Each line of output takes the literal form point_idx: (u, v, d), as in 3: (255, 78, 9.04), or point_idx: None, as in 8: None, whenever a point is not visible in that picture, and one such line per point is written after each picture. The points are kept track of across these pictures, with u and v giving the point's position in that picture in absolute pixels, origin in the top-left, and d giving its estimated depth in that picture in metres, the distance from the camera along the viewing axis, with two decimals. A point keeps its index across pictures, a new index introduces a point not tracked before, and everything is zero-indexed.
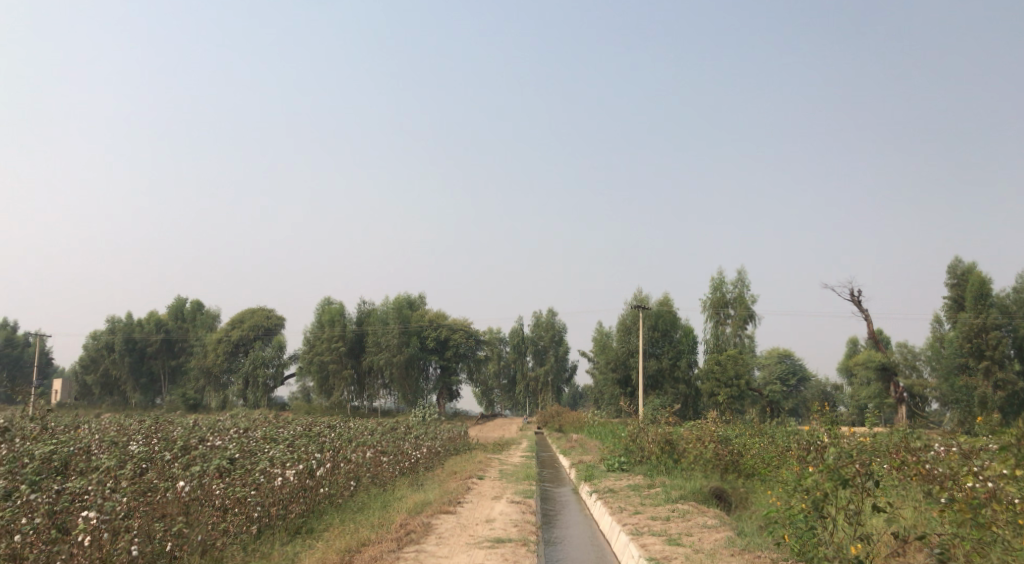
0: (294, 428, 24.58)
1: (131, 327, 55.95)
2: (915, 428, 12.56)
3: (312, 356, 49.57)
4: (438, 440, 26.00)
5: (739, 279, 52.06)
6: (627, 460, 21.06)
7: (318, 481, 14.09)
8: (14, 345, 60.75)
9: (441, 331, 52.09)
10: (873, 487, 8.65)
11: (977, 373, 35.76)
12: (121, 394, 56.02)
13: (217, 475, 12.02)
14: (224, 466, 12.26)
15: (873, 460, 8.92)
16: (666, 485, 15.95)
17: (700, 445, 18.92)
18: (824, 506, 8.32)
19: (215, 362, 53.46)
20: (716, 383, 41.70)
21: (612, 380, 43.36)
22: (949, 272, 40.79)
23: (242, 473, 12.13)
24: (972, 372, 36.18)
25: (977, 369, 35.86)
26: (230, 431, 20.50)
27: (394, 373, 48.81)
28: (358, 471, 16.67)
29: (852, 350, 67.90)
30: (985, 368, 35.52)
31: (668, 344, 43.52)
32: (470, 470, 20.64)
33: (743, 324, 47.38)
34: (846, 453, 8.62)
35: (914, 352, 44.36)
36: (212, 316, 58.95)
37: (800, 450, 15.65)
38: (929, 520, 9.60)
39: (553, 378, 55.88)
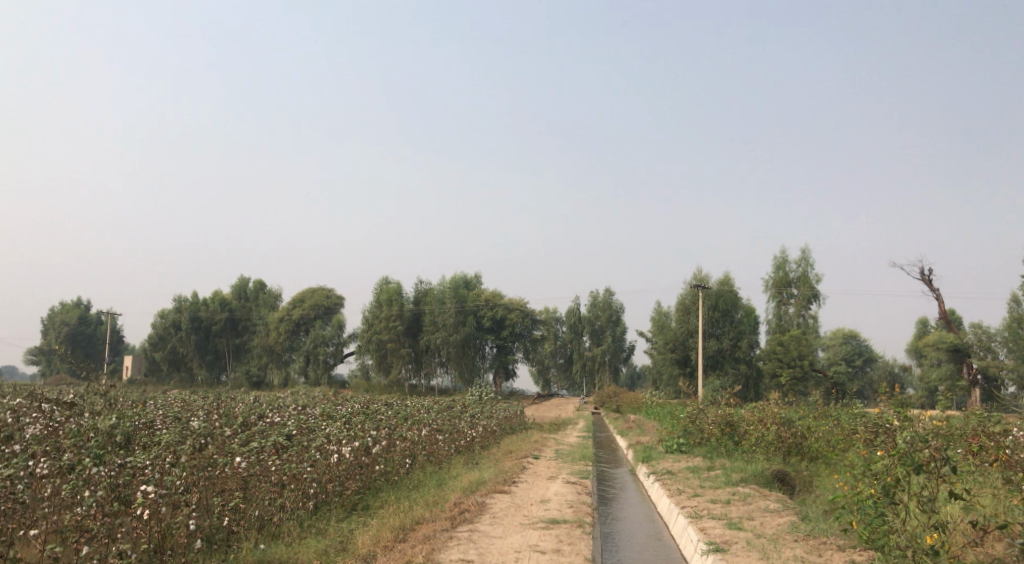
0: (352, 405, 24.72)
1: (197, 306, 57.13)
2: (992, 412, 12.00)
3: (371, 335, 50.08)
4: (494, 419, 25.93)
5: (802, 258, 50.92)
6: (686, 441, 20.65)
7: (374, 459, 14.11)
8: (87, 323, 62.02)
9: (498, 310, 52.20)
10: (951, 474, 8.23)
11: None
12: (187, 371, 57.21)
13: (274, 451, 12.08)
14: (281, 442, 12.30)
15: (949, 445, 8.50)
16: (726, 468, 15.58)
17: (762, 427, 18.49)
18: (897, 492, 7.98)
19: (277, 340, 54.25)
20: (779, 364, 40.93)
21: (671, 360, 42.77)
22: None
23: (299, 450, 12.17)
24: None
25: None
26: (289, 408, 20.63)
27: (452, 352, 48.97)
28: (414, 449, 16.67)
29: (919, 331, 66.12)
30: None
31: (729, 324, 42.75)
32: (526, 450, 20.50)
33: (806, 304, 46.34)
34: (919, 436, 8.28)
35: (987, 334, 42.82)
36: (274, 296, 60.24)
37: (868, 434, 15.12)
38: (1008, 509, 9.13)
39: (610, 358, 55.47)
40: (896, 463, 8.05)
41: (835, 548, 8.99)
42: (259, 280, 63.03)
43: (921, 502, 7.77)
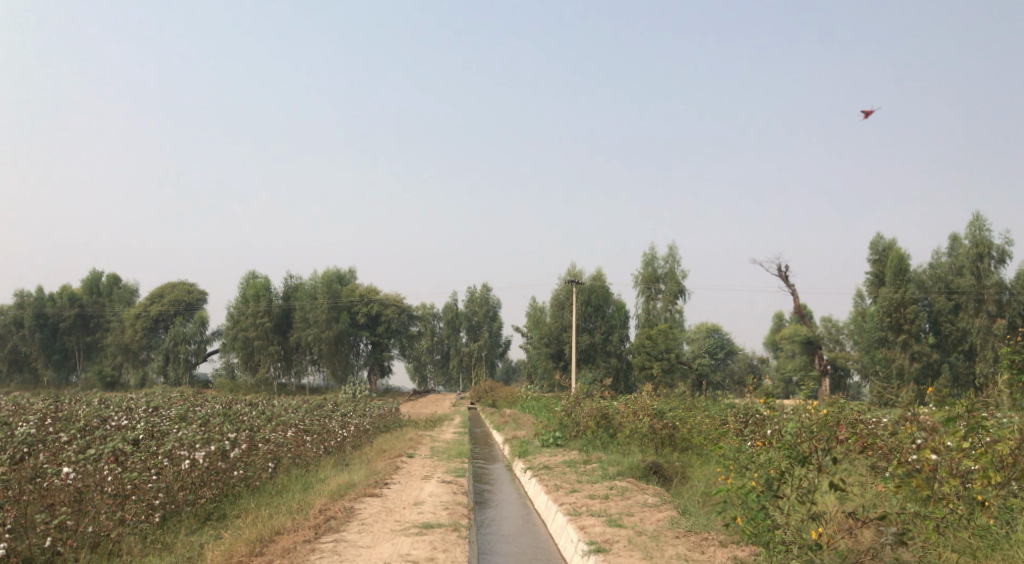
0: (214, 406, 23.30)
1: (43, 302, 53.28)
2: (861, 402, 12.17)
3: (237, 332, 47.77)
4: (366, 418, 25.02)
5: (670, 255, 52.24)
6: (562, 435, 20.47)
7: (233, 464, 13.15)
8: None
9: (373, 306, 50.92)
10: (831, 464, 8.10)
11: (896, 346, 36.33)
12: (32, 371, 53.08)
13: (114, 459, 11.06)
14: (123, 449, 11.24)
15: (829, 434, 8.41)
16: (603, 461, 15.33)
17: (634, 418, 18.42)
18: (783, 485, 7.73)
19: (134, 338, 51.15)
20: (647, 357, 41.62)
21: (546, 354, 42.84)
22: (871, 248, 41.44)
23: (144, 457, 11.17)
24: (890, 345, 36.71)
25: (895, 343, 36.43)
26: (141, 410, 19.07)
27: (324, 349, 47.43)
28: (278, 451, 15.68)
29: (777, 325, 69.06)
30: (903, 341, 36.14)
31: (601, 319, 43.13)
32: (399, 449, 19.80)
33: (673, 298, 47.37)
34: (807, 427, 8.13)
35: (838, 327, 45.22)
36: (130, 291, 56.83)
37: (738, 426, 15.23)
38: (883, 498, 9.17)
39: (487, 354, 55.28)
40: (781, 456, 7.80)
41: (717, 544, 8.76)
42: (115, 274, 59.38)
43: (802, 495, 7.58)
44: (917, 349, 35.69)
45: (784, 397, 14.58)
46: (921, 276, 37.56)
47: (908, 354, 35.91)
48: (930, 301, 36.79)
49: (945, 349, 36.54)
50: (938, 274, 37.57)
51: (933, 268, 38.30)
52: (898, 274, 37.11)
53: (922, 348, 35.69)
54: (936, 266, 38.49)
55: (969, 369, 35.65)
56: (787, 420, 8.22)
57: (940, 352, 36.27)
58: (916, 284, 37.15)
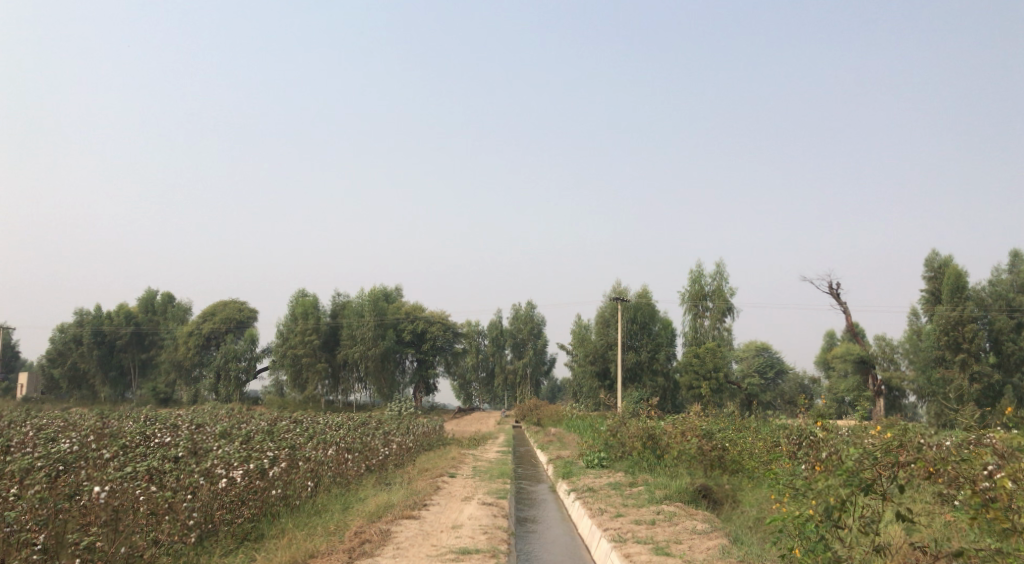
0: (259, 422, 23.34)
1: (100, 319, 54.29)
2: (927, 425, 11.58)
3: (285, 349, 48.05)
4: (410, 435, 24.83)
5: (716, 272, 51.42)
6: (607, 455, 19.96)
7: (271, 483, 12.97)
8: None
9: (418, 323, 50.90)
10: (895, 492, 7.58)
11: (954, 365, 35.06)
12: (89, 388, 54.09)
13: (150, 476, 11.00)
14: (159, 467, 11.15)
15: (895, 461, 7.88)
16: (650, 484, 14.82)
17: (682, 440, 17.84)
18: (846, 516, 7.21)
19: (186, 355, 51.81)
20: (695, 376, 40.87)
21: (592, 372, 42.28)
22: (926, 265, 40.27)
23: (180, 475, 11.09)
24: (948, 365, 35.45)
25: (953, 362, 35.17)
26: (186, 427, 19.08)
27: (370, 366, 47.46)
28: (319, 470, 15.51)
29: (829, 343, 67.52)
30: (961, 361, 34.89)
31: (647, 336, 42.48)
32: (442, 468, 19.51)
33: (721, 316, 46.53)
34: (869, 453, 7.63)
35: (891, 346, 43.97)
36: (183, 309, 57.66)
37: (791, 450, 14.62)
38: (954, 532, 8.57)
39: (532, 371, 54.89)
40: (841, 484, 7.30)
41: None
42: (168, 292, 60.33)
43: (865, 526, 7.10)
44: (977, 369, 34.41)
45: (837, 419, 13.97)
46: (980, 294, 36.37)
47: (968, 374, 34.60)
48: (989, 319, 35.56)
49: (1007, 369, 35.21)
50: (997, 291, 36.35)
51: (993, 286, 37.07)
52: (956, 292, 35.87)
53: (982, 368, 34.39)
54: (995, 283, 37.25)
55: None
56: (847, 446, 7.74)
57: (1001, 372, 34.95)
58: (974, 302, 35.90)
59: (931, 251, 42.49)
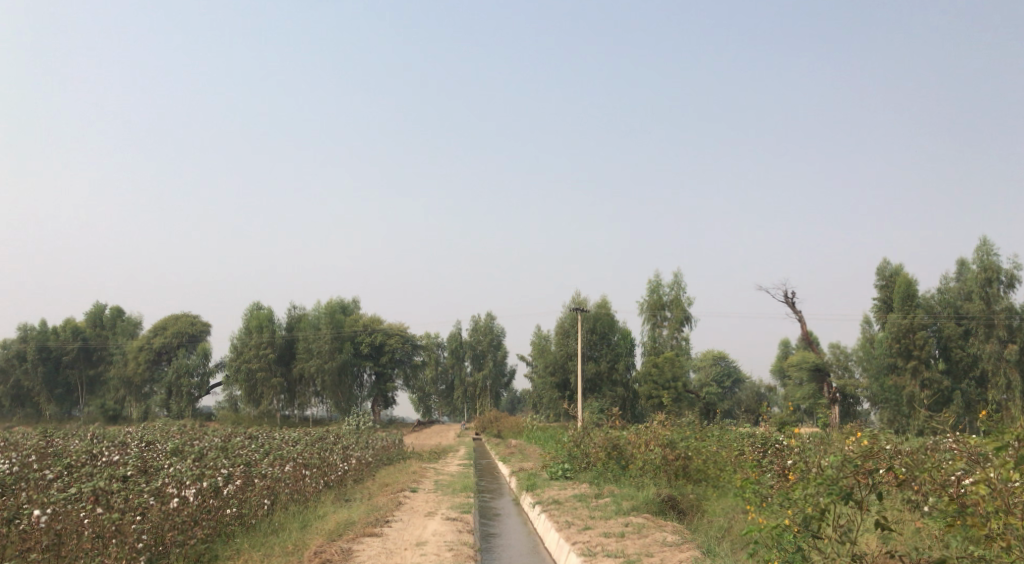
0: (211, 439, 22.69)
1: (46, 335, 52.83)
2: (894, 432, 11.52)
3: (240, 363, 47.08)
4: (369, 450, 24.33)
5: (674, 282, 51.61)
6: (571, 467, 19.73)
7: (226, 501, 12.50)
8: None
9: (376, 336, 50.29)
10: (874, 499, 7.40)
11: (906, 372, 35.47)
12: (34, 406, 52.46)
13: (94, 497, 10.53)
14: (105, 487, 10.64)
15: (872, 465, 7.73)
16: (616, 495, 14.59)
17: (645, 450, 17.65)
18: (826, 526, 7.01)
19: (136, 371, 50.51)
20: (653, 386, 40.92)
21: (551, 384, 42.11)
22: (878, 274, 40.79)
23: (129, 495, 10.61)
24: (900, 372, 35.85)
25: (905, 369, 35.59)
26: (135, 445, 18.37)
27: (327, 380, 46.77)
28: (275, 487, 15.05)
29: (784, 351, 68.24)
30: (913, 367, 35.32)
31: (606, 347, 42.36)
32: (402, 482, 19.09)
33: (679, 326, 46.68)
34: (846, 461, 7.46)
35: (845, 354, 44.47)
36: (133, 324, 56.31)
37: (756, 458, 14.48)
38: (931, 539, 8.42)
39: (491, 383, 54.56)
40: (819, 492, 7.09)
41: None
42: (118, 307, 58.89)
43: (843, 536, 6.91)
44: (927, 375, 34.88)
45: (802, 427, 13.85)
46: (930, 301, 36.95)
47: (919, 381, 35.03)
48: (939, 326, 36.12)
49: (956, 375, 35.77)
50: (947, 299, 36.94)
51: (943, 294, 37.65)
52: (907, 300, 36.34)
53: (933, 375, 34.87)
54: (945, 291, 37.84)
55: (981, 395, 34.85)
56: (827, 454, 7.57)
57: (951, 378, 35.48)
58: (925, 309, 36.42)
59: (883, 260, 43.11)
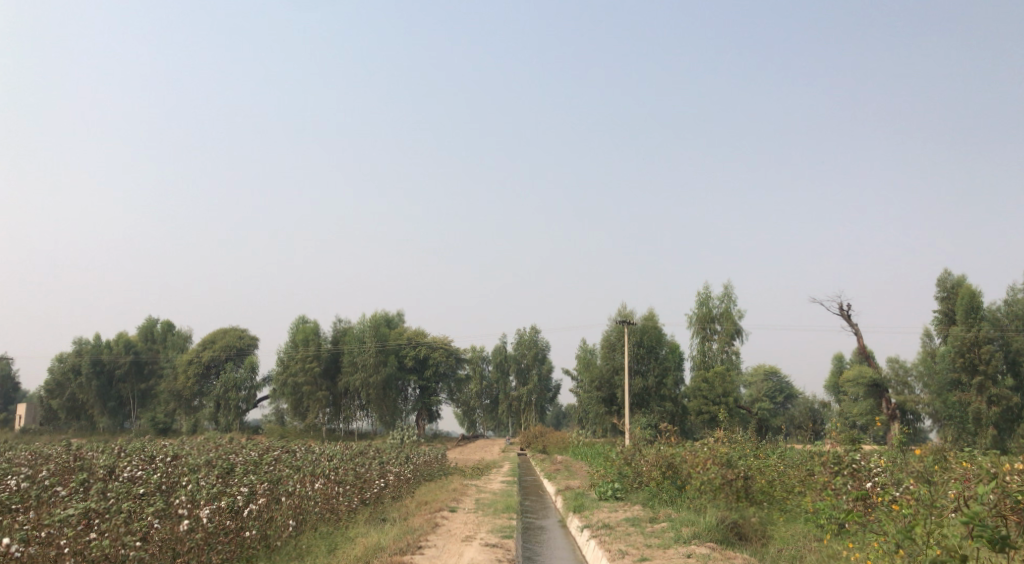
0: (248, 453, 21.80)
1: (99, 349, 52.79)
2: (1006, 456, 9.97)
3: (286, 377, 46.46)
4: (409, 465, 23.19)
5: (725, 295, 49.77)
6: (621, 487, 18.35)
7: (246, 523, 11.45)
8: None
9: (420, 349, 49.31)
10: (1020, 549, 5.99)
11: (971, 388, 33.45)
12: (88, 419, 52.55)
13: (87, 521, 9.62)
14: (98, 509, 9.79)
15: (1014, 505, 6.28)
16: (674, 520, 13.15)
17: (703, 469, 16.09)
18: None
19: (185, 385, 50.10)
20: (703, 402, 39.33)
21: (598, 399, 40.52)
22: (938, 286, 38.69)
23: (127, 524, 9.65)
24: (965, 388, 33.83)
25: (970, 386, 33.60)
26: (162, 460, 17.39)
27: (372, 394, 45.90)
28: (302, 507, 13.98)
29: (838, 365, 65.64)
30: (979, 384, 33.24)
31: (655, 360, 40.74)
32: (443, 501, 17.87)
33: (729, 339, 44.89)
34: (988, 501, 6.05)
35: (904, 369, 42.20)
36: (183, 337, 56.18)
37: (826, 480, 12.91)
38: None
39: (538, 398, 53.17)
40: None
41: None
42: (169, 321, 58.81)
43: None
44: (994, 391, 32.70)
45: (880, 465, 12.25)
46: (996, 315, 34.66)
47: (985, 397, 32.92)
48: (1006, 340, 33.66)
49: None
50: (1012, 312, 34.73)
51: (1007, 307, 35.41)
52: (970, 312, 34.04)
53: (1000, 390, 32.65)
54: (1010, 304, 35.59)
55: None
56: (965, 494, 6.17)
57: (1020, 396, 33.12)
58: (990, 322, 34.06)
59: (945, 271, 40.90)
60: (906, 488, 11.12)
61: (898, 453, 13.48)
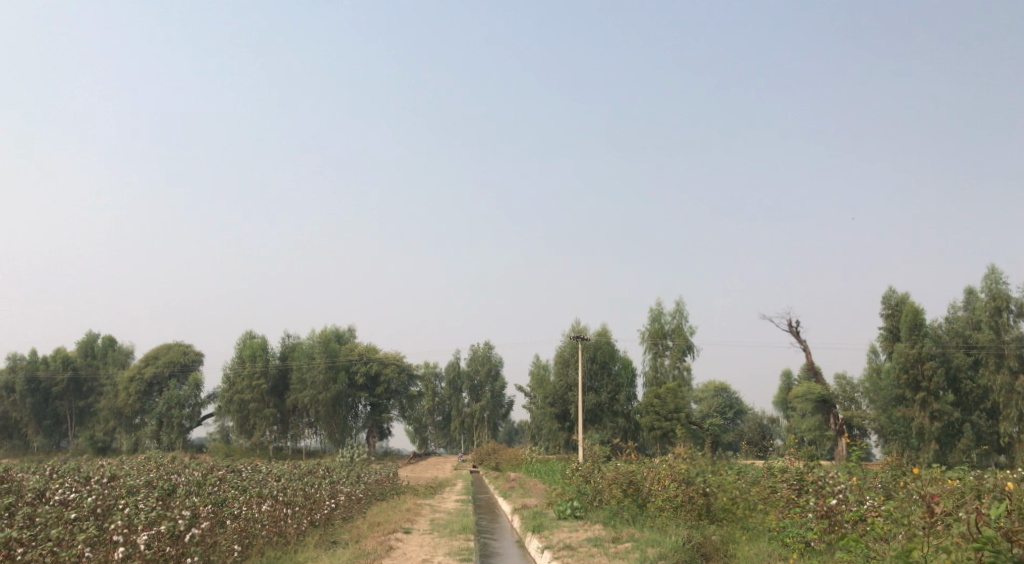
0: (191, 473, 20.92)
1: (36, 365, 50.79)
2: (984, 481, 9.73)
3: (233, 394, 45.27)
4: (360, 485, 22.46)
5: (676, 311, 49.93)
6: (580, 504, 17.85)
7: (187, 549, 10.73)
8: None
9: (371, 365, 48.43)
10: None
11: (914, 404, 33.65)
12: (23, 438, 50.47)
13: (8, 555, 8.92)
14: (22, 538, 9.20)
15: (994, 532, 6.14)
16: (639, 540, 12.73)
17: (664, 486, 15.79)
18: None
19: (127, 402, 48.46)
20: (655, 418, 39.11)
21: (551, 415, 40.12)
22: (883, 303, 39.12)
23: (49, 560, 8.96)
24: (909, 404, 34.05)
25: (913, 401, 33.78)
26: (98, 481, 16.54)
27: (321, 411, 44.90)
28: (249, 530, 13.30)
29: (787, 382, 66.27)
30: (921, 399, 33.46)
31: (607, 377, 40.56)
32: (396, 521, 17.28)
33: (681, 355, 44.89)
34: None
35: (851, 384, 42.44)
36: (125, 352, 54.37)
37: (789, 496, 12.58)
38: None
39: (490, 415, 52.61)
40: None
41: None
42: (110, 336, 56.86)
43: None
44: (936, 406, 32.92)
45: (842, 480, 11.88)
46: (938, 331, 34.96)
47: (928, 413, 33.14)
48: (947, 356, 33.81)
49: (966, 408, 33.41)
50: (954, 329, 35.12)
51: (949, 323, 35.93)
52: (914, 329, 34.40)
53: (942, 406, 32.88)
54: (952, 321, 36.14)
55: (992, 429, 32.62)
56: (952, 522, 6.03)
57: (961, 410, 33.21)
58: (933, 339, 34.44)
59: (891, 289, 41.47)
60: (873, 510, 10.77)
61: (858, 467, 13.31)
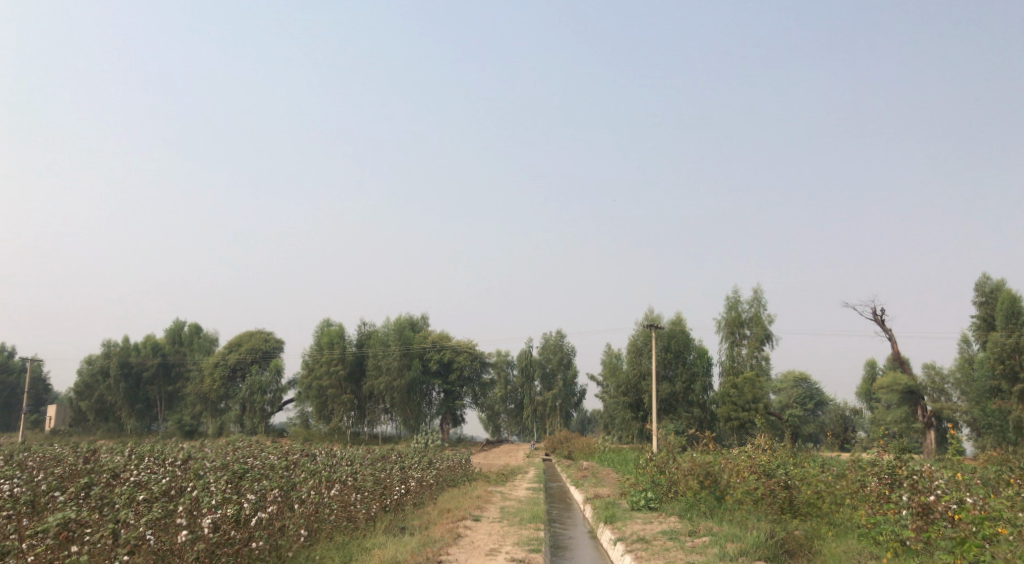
0: (267, 456, 21.05)
1: (128, 351, 52.42)
2: None
3: (311, 380, 45.98)
4: (432, 470, 22.27)
5: (754, 299, 48.57)
6: (655, 496, 17.34)
7: (253, 533, 10.53)
8: (9, 372, 57.97)
9: (444, 353, 48.47)
10: None
11: (1011, 396, 31.79)
12: (116, 420, 52.23)
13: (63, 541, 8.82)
14: (84, 519, 9.25)
15: None
16: (718, 535, 12.10)
17: (743, 478, 15.10)
18: None
19: (211, 388, 49.64)
20: (733, 408, 38.07)
21: (624, 404, 39.50)
22: (976, 289, 37.21)
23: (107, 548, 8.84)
24: (1005, 396, 32.29)
25: (1010, 393, 31.95)
26: (174, 463, 16.75)
27: (396, 398, 45.12)
28: (318, 515, 13.14)
29: (871, 372, 64.00)
30: (1019, 391, 31.53)
31: (682, 366, 39.69)
32: (466, 509, 16.97)
33: (759, 344, 43.64)
34: None
35: (940, 375, 40.51)
36: (210, 339, 55.60)
37: (882, 491, 11.71)
38: None
39: (562, 403, 52.16)
40: None
41: None
42: (196, 324, 58.26)
43: None
44: None
45: (943, 479, 11.02)
46: None
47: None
48: None
49: None
50: None
51: None
52: (1010, 317, 32.53)
53: None
54: None
55: None
56: None
57: None
58: None
59: (985, 276, 39.41)
60: (975, 512, 9.96)
61: (957, 462, 12.29)
